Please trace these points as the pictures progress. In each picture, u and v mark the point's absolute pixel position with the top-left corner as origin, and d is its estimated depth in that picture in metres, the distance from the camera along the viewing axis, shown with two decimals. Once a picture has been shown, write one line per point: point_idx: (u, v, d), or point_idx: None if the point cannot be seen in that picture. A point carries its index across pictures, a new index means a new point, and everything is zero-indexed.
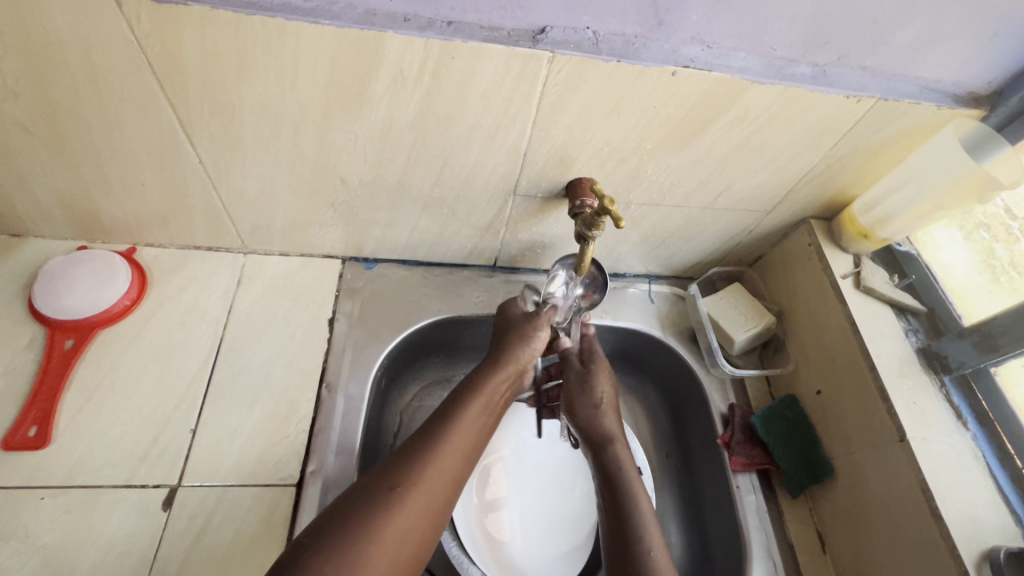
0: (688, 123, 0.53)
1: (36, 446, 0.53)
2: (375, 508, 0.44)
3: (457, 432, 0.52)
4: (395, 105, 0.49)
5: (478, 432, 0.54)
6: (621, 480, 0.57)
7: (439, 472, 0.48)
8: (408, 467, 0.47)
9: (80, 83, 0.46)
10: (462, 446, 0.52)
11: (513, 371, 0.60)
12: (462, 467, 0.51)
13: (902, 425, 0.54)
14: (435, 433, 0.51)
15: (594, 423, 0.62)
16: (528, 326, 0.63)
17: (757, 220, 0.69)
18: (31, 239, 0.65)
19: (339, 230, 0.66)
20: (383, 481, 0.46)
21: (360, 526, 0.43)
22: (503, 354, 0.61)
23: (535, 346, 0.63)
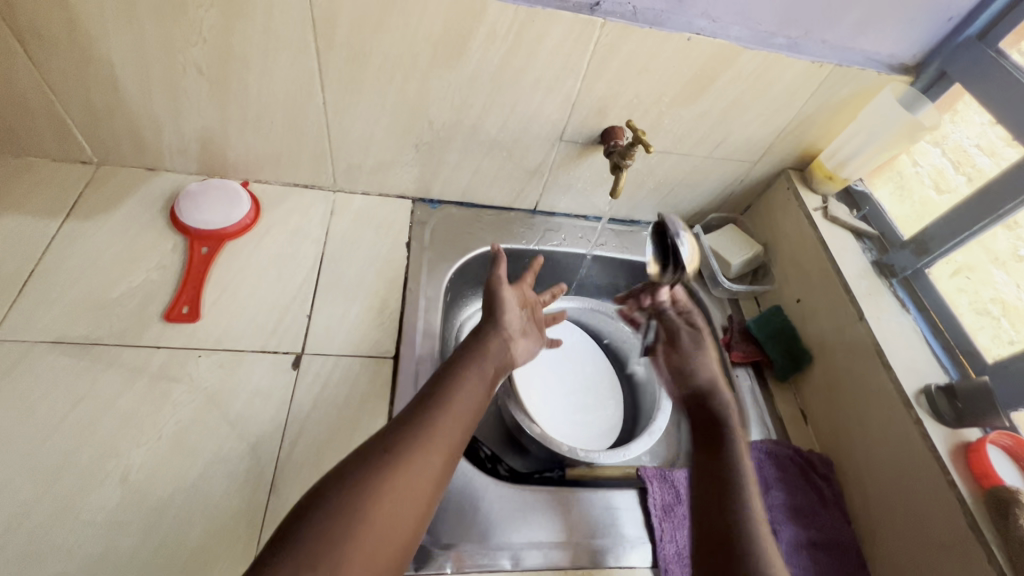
0: (698, 81, 0.71)
1: (190, 319, 0.67)
2: (371, 475, 0.46)
3: (452, 399, 0.55)
4: (484, 58, 0.66)
5: (473, 402, 0.57)
6: (728, 428, 0.65)
7: (432, 440, 0.51)
8: (404, 438, 0.50)
9: (255, 32, 0.62)
10: (460, 412, 0.55)
11: (495, 344, 0.65)
12: (459, 432, 0.54)
13: (861, 308, 0.72)
14: (427, 410, 0.53)
15: (702, 378, 0.73)
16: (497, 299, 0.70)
17: (747, 170, 0.87)
18: (162, 172, 0.79)
19: (416, 170, 0.82)
20: (378, 447, 0.49)
21: (353, 494, 0.45)
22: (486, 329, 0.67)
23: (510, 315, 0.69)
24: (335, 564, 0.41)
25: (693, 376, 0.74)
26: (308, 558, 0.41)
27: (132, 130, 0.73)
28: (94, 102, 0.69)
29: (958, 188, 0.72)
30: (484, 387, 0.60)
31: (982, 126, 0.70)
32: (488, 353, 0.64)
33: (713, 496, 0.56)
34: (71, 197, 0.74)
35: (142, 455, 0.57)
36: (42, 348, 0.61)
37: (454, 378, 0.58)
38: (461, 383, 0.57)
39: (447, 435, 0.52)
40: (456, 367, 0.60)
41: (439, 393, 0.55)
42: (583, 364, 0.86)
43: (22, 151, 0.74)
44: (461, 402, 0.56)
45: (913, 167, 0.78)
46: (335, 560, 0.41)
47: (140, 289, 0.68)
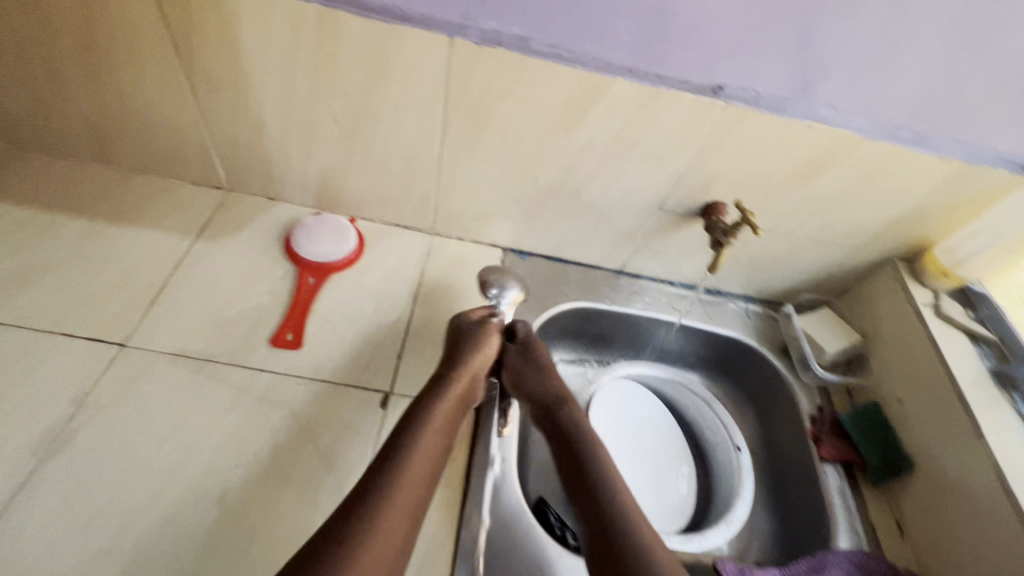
0: (811, 167, 0.71)
1: (294, 346, 0.71)
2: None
3: (404, 451, 0.57)
4: (600, 128, 0.68)
5: (432, 452, 0.59)
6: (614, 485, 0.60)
7: (399, 500, 0.53)
8: (367, 499, 0.53)
9: (393, 91, 0.67)
10: (421, 469, 0.57)
11: (461, 382, 0.66)
12: (422, 489, 0.56)
13: (979, 423, 0.66)
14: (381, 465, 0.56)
15: (579, 416, 0.68)
16: (477, 337, 0.71)
17: (849, 255, 0.84)
18: (281, 202, 0.85)
19: (512, 223, 0.84)
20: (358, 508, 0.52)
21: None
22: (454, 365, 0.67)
23: (484, 355, 0.70)
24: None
25: (523, 381, 0.72)
26: None
27: (264, 164, 0.80)
28: (239, 138, 0.76)
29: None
30: (435, 462, 0.59)
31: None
32: (439, 423, 0.61)
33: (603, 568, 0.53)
34: (202, 219, 0.81)
35: (239, 475, 0.59)
36: (165, 359, 0.66)
37: (393, 458, 0.56)
38: (415, 436, 0.59)
39: (398, 524, 0.52)
40: (412, 446, 0.58)
41: (392, 473, 0.55)
42: (656, 430, 0.83)
43: (168, 173, 0.83)
44: (411, 481, 0.55)
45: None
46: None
47: (253, 313, 0.73)
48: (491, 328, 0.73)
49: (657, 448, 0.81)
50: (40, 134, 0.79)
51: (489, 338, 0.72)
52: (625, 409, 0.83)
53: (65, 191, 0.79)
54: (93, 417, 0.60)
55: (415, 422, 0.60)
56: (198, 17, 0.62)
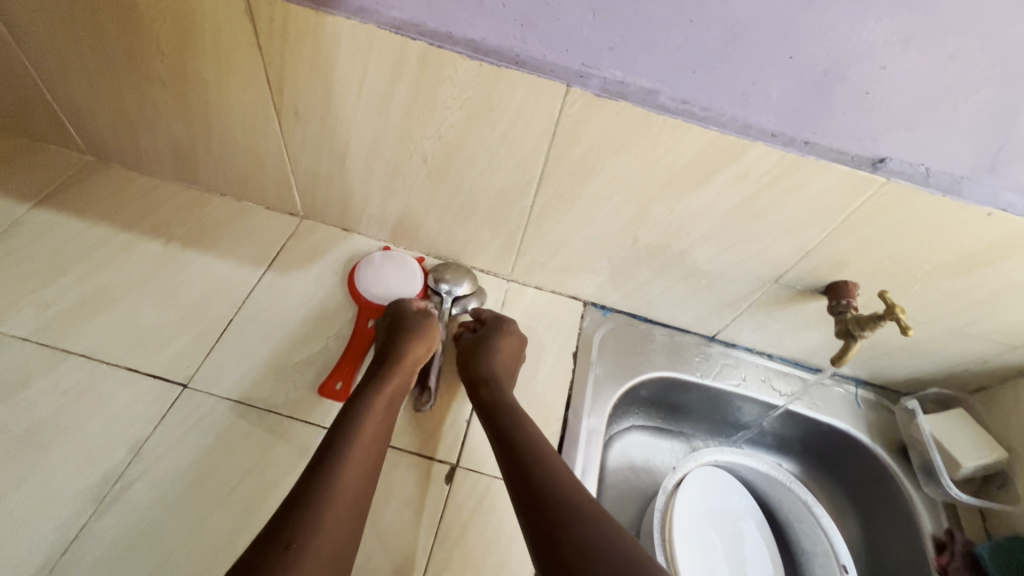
0: (979, 257, 0.59)
1: (340, 398, 0.64)
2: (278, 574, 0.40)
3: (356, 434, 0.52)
4: (723, 194, 0.59)
5: (374, 436, 0.53)
6: (527, 467, 0.52)
7: (346, 485, 0.48)
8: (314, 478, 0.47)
9: (492, 137, 0.60)
10: (364, 454, 0.51)
11: (401, 366, 0.61)
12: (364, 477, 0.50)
13: None
14: (331, 442, 0.51)
15: (507, 402, 0.61)
16: (421, 322, 0.66)
17: (999, 352, 0.71)
18: (354, 234, 0.81)
19: (599, 278, 0.76)
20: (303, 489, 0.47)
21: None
22: (394, 348, 0.63)
23: (425, 338, 0.65)
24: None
25: (472, 362, 0.66)
26: None
27: (343, 197, 0.75)
28: (320, 169, 0.71)
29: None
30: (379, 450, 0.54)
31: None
32: (378, 409, 0.56)
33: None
34: (274, 248, 0.77)
35: None
36: (226, 406, 0.62)
37: (341, 444, 0.50)
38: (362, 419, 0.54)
39: (342, 527, 0.46)
40: (338, 430, 0.52)
41: (333, 458, 0.49)
42: (750, 530, 0.73)
43: (244, 196, 0.79)
44: (356, 470, 0.50)
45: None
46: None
47: (318, 359, 0.68)
48: (433, 320, 0.68)
49: (751, 549, 0.72)
50: (125, 149, 0.77)
51: (432, 325, 0.67)
52: (719, 495, 0.74)
53: (144, 209, 0.77)
54: (152, 468, 0.57)
55: (358, 406, 0.55)
56: (293, 48, 0.57)
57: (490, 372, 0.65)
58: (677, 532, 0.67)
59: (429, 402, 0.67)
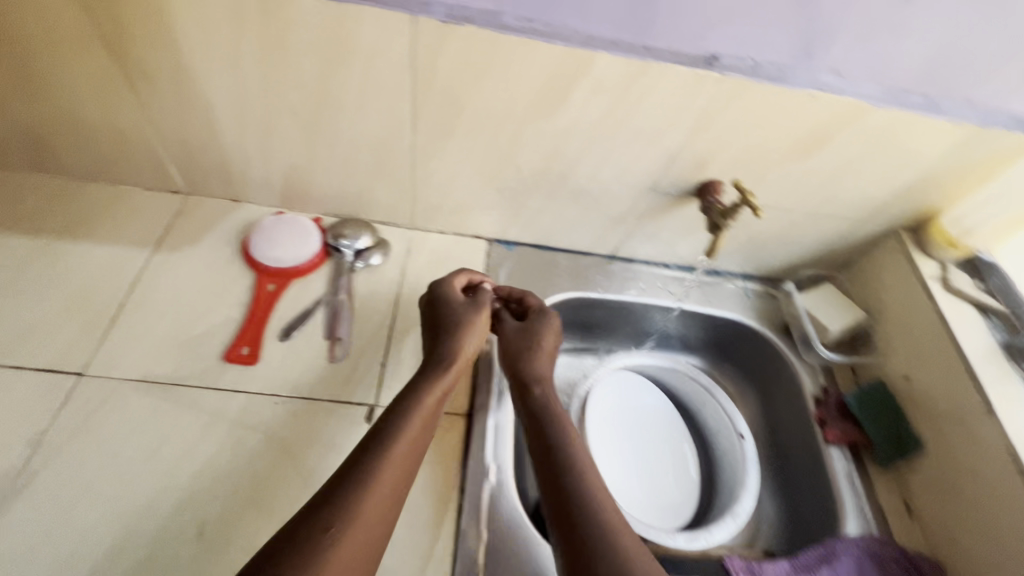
0: (814, 138, 0.65)
1: (249, 362, 0.65)
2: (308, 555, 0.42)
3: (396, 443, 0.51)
4: (584, 108, 0.62)
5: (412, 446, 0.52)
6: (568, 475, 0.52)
7: (377, 493, 0.48)
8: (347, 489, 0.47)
9: (354, 78, 0.61)
10: (402, 465, 0.51)
11: (450, 370, 0.60)
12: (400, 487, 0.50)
13: (990, 400, 0.64)
14: (371, 450, 0.50)
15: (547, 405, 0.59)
16: (469, 317, 0.64)
17: (852, 227, 0.80)
18: (245, 204, 0.79)
19: (496, 213, 0.79)
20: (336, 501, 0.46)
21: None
22: (444, 352, 0.61)
23: (470, 339, 0.63)
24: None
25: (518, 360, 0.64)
26: None
27: (223, 165, 0.73)
28: (190, 138, 0.69)
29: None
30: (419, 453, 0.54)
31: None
32: (421, 418, 0.55)
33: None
34: (160, 227, 0.75)
35: (218, 509, 0.56)
36: (130, 386, 0.61)
37: (380, 446, 0.51)
38: (404, 429, 0.53)
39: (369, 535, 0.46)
40: (382, 434, 0.52)
41: (374, 459, 0.49)
42: (662, 420, 0.81)
43: (118, 179, 0.76)
44: (390, 478, 0.49)
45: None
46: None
47: (222, 328, 0.68)
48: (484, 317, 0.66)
49: (664, 436, 0.79)
50: None
51: (475, 322, 0.65)
52: (631, 396, 0.81)
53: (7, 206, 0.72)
54: (56, 457, 0.56)
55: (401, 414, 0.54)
56: (124, 7, 0.54)
57: (538, 372, 0.63)
58: (592, 431, 0.74)
59: (343, 351, 0.69)
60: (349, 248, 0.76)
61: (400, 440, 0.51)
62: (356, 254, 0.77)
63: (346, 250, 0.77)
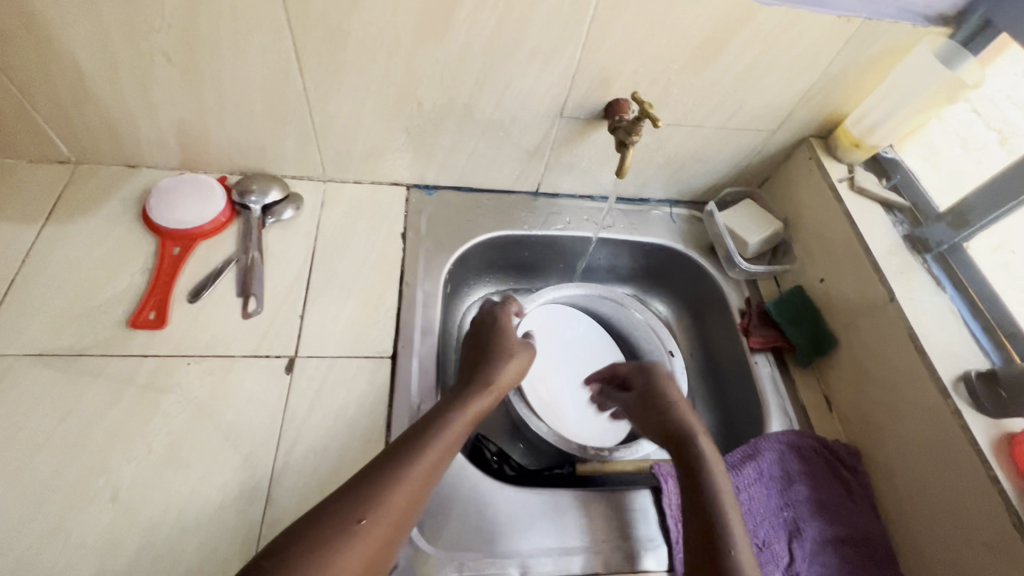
0: (710, 44, 0.65)
1: (156, 326, 0.63)
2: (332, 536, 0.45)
3: (427, 449, 0.52)
4: (473, 29, 0.61)
5: (444, 454, 0.53)
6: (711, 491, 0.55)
7: (396, 499, 0.48)
8: (364, 493, 0.48)
9: (223, 13, 0.57)
10: (428, 470, 0.51)
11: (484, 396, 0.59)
12: (424, 492, 0.51)
13: (892, 288, 0.66)
14: (401, 455, 0.51)
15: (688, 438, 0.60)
16: (509, 349, 0.64)
17: (765, 140, 0.80)
18: (143, 169, 0.75)
19: (408, 155, 0.77)
20: (353, 506, 0.47)
21: (307, 558, 0.43)
22: (488, 377, 0.61)
23: (507, 369, 0.62)
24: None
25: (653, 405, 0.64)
26: None
27: (108, 127, 0.69)
28: (63, 99, 0.65)
29: (984, 138, 0.68)
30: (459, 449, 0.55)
31: (1017, 77, 0.65)
32: (456, 431, 0.55)
33: None
34: (50, 200, 0.71)
35: (132, 470, 0.55)
36: (27, 360, 0.59)
37: (420, 444, 0.52)
38: (439, 435, 0.53)
39: (381, 541, 0.47)
40: (421, 433, 0.53)
41: (406, 454, 0.51)
42: (593, 347, 0.82)
43: None
44: (415, 484, 0.50)
45: (939, 125, 0.73)
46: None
47: (125, 295, 0.65)
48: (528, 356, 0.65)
49: (597, 363, 0.81)
50: None
51: (516, 356, 0.64)
52: (561, 327, 0.82)
53: None
54: None
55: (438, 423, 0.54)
56: None
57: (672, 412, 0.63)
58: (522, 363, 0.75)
59: (257, 306, 0.67)
60: (257, 204, 0.74)
61: (432, 447, 0.52)
62: (266, 210, 0.75)
63: (253, 206, 0.74)
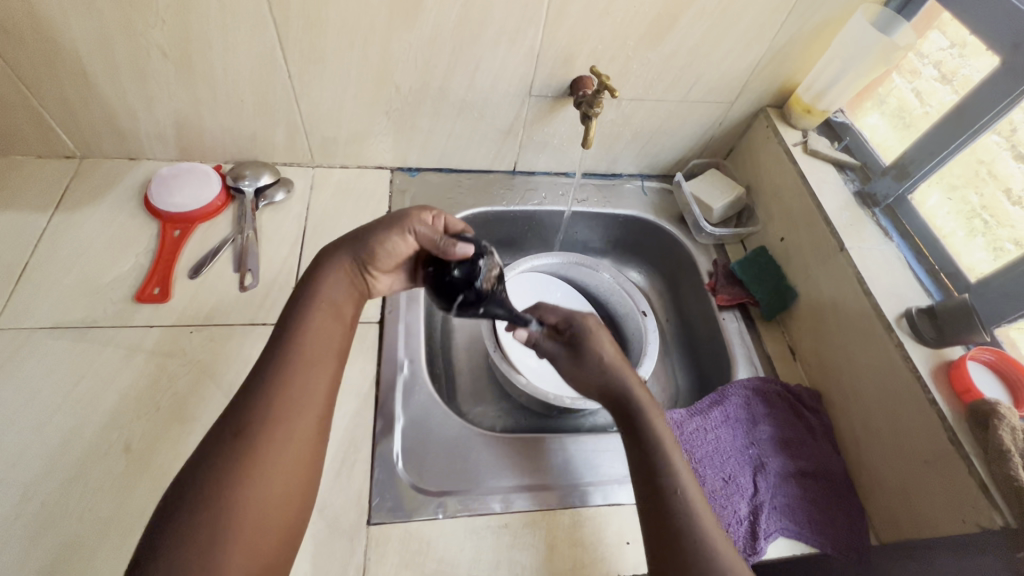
0: (661, 21, 0.70)
1: (161, 300, 0.68)
2: (233, 458, 0.46)
3: (302, 347, 0.53)
4: (441, 14, 0.66)
5: (325, 347, 0.55)
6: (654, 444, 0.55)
7: (286, 400, 0.50)
8: (256, 408, 0.49)
9: (211, 8, 0.63)
10: (312, 366, 0.53)
11: (333, 283, 0.59)
12: (321, 383, 0.52)
13: (842, 239, 0.71)
14: (278, 361, 0.52)
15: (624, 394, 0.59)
16: (365, 234, 0.61)
17: (725, 111, 0.86)
18: (143, 161, 0.81)
19: (390, 138, 0.82)
20: (242, 423, 0.48)
21: (230, 484, 0.45)
22: (334, 264, 0.60)
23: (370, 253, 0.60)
24: (215, 536, 0.43)
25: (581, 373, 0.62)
26: (183, 538, 0.42)
27: (109, 121, 0.74)
28: (68, 94, 0.70)
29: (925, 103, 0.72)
30: (337, 347, 0.56)
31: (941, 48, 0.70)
32: (321, 319, 0.56)
33: (663, 526, 0.50)
34: (58, 190, 0.76)
35: (142, 425, 0.60)
36: (43, 332, 0.64)
37: (288, 354, 0.52)
38: (311, 335, 0.54)
39: (294, 434, 0.49)
40: (292, 333, 0.54)
41: (280, 363, 0.52)
42: None
43: (8, 150, 0.77)
44: (303, 381, 0.51)
45: (921, 107, 0.72)
46: (214, 532, 0.43)
47: (130, 273, 0.70)
48: (387, 240, 0.60)
49: None
50: None
51: (376, 241, 0.60)
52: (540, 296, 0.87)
53: None
54: None
55: (300, 315, 0.55)
56: None
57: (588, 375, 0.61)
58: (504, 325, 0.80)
59: (253, 280, 0.72)
60: (251, 188, 0.79)
61: (306, 344, 0.53)
62: (259, 194, 0.80)
63: (245, 189, 0.79)
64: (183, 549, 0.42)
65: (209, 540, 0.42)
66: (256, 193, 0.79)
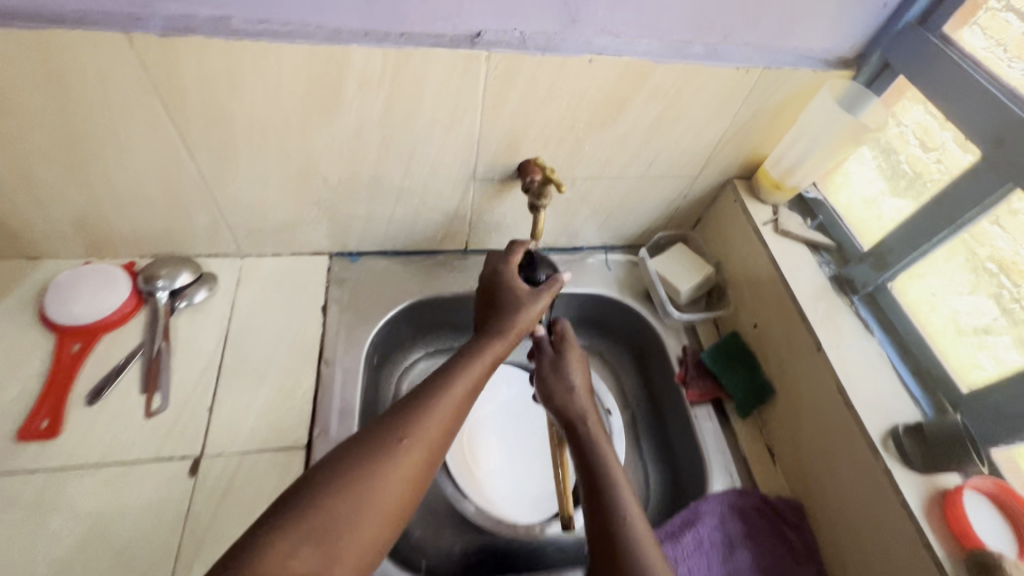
0: (611, 102, 0.64)
1: (48, 436, 0.59)
2: (372, 455, 0.43)
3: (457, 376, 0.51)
4: (364, 105, 0.59)
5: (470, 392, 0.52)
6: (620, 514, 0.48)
7: (437, 413, 0.48)
8: (408, 413, 0.47)
9: (96, 108, 0.55)
10: (461, 396, 0.50)
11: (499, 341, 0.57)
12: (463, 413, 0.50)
13: (818, 336, 0.64)
14: (428, 383, 0.50)
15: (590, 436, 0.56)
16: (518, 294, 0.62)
17: (689, 184, 0.79)
18: (45, 261, 0.72)
19: (324, 226, 0.75)
20: (395, 425, 0.46)
21: (359, 477, 0.42)
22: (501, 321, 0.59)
23: (530, 311, 0.60)
24: (331, 524, 0.39)
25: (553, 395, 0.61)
26: (304, 520, 0.39)
27: None
28: None
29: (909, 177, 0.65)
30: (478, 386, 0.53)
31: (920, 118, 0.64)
32: (479, 368, 0.53)
33: None
34: None
35: None
36: None
37: (446, 372, 0.51)
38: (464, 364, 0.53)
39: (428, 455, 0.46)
40: (455, 361, 0.53)
41: (443, 379, 0.51)
42: (529, 410, 0.80)
43: None
44: (449, 401, 0.49)
45: (905, 154, 0.66)
46: (345, 513, 0.40)
47: (16, 403, 0.61)
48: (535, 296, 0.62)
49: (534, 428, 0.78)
50: None
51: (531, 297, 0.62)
52: (496, 394, 0.80)
53: None
54: None
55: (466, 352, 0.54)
56: None
57: (551, 390, 0.62)
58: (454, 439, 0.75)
59: (162, 402, 0.63)
60: (164, 290, 0.71)
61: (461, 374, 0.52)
62: (174, 295, 0.71)
63: (156, 291, 0.70)
64: (316, 513, 0.39)
65: (326, 524, 0.39)
66: (170, 294, 0.71)
